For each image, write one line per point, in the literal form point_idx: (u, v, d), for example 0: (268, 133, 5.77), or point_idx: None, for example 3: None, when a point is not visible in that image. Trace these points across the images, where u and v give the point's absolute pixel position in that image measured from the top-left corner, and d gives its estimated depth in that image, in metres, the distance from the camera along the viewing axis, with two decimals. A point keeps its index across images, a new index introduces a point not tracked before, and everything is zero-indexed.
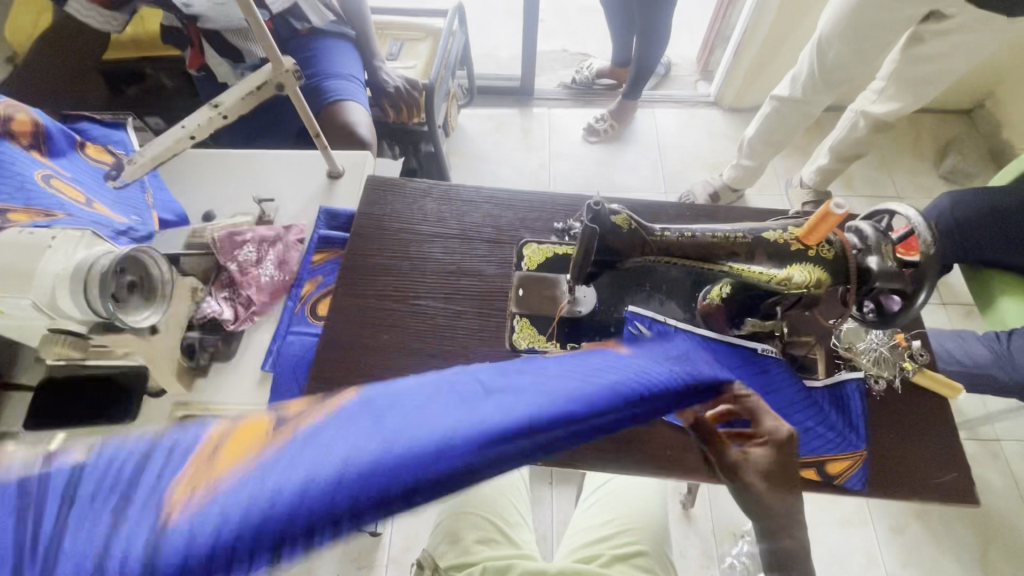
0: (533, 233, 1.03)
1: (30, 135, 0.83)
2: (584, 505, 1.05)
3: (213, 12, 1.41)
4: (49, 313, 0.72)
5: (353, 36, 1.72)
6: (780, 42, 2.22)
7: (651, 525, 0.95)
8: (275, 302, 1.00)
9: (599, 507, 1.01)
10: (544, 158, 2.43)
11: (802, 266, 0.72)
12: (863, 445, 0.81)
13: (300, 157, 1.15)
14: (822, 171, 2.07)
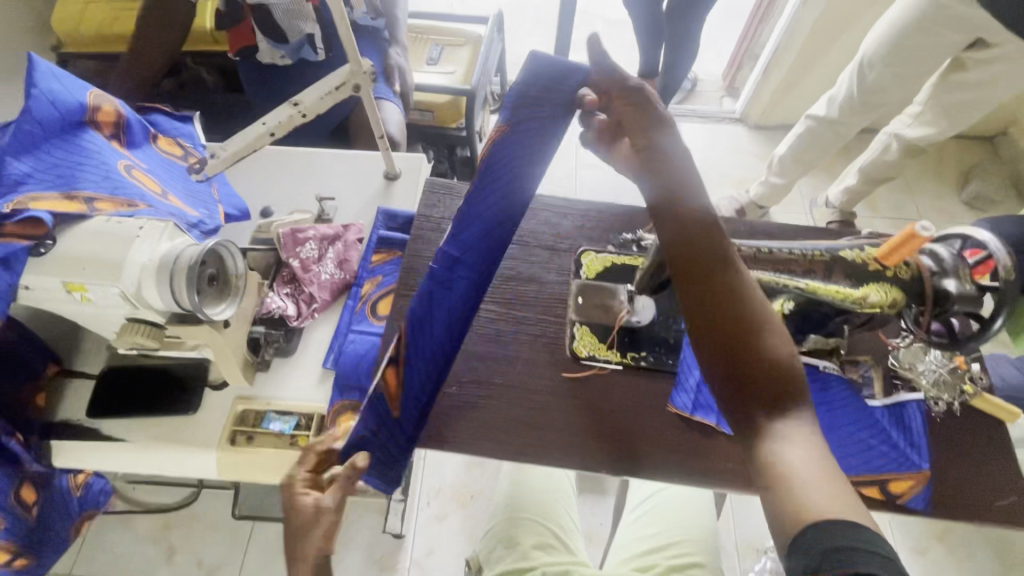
0: (591, 242, 1.04)
1: (112, 126, 0.84)
2: (632, 513, 1.05)
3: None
4: (133, 302, 0.72)
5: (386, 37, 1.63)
6: (811, 62, 2.25)
7: (703, 534, 0.97)
8: (334, 301, 1.01)
9: (649, 517, 1.01)
10: (570, 167, 2.45)
11: (878, 286, 0.73)
12: (926, 464, 0.81)
13: (357, 157, 1.16)
14: (850, 191, 2.09)
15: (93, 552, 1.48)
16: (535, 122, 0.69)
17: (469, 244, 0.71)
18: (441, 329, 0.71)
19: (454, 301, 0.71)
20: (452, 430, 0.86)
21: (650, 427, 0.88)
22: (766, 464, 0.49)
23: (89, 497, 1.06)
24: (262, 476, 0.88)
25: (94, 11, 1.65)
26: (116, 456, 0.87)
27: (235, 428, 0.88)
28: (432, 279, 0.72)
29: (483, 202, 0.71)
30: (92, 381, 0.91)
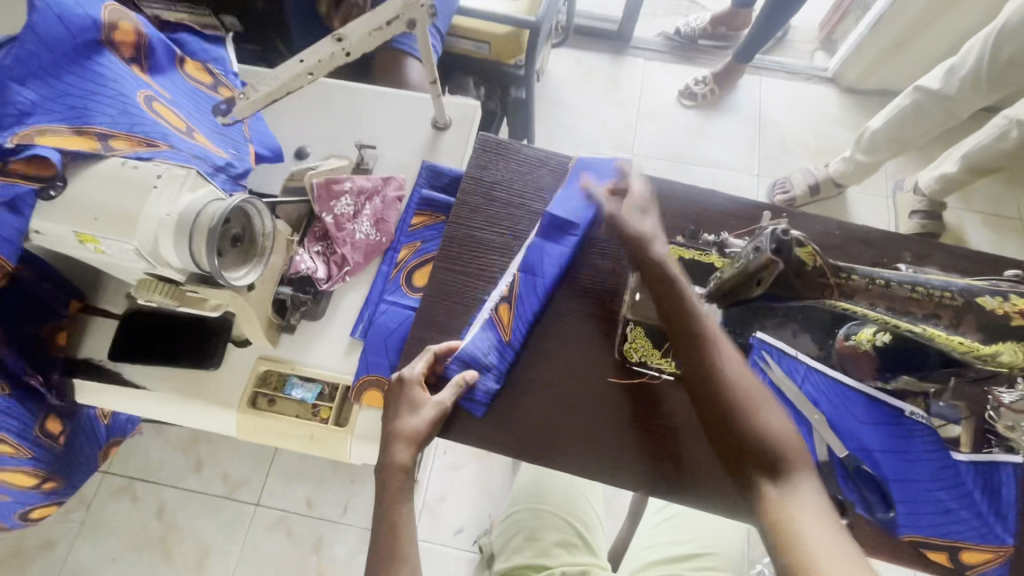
0: (658, 229, 0.91)
1: (132, 48, 0.74)
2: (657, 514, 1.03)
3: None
4: (150, 260, 0.66)
5: None
6: (933, 19, 1.92)
7: (730, 554, 0.93)
8: (367, 263, 0.92)
9: (671, 527, 0.98)
10: (631, 116, 2.23)
11: (1015, 346, 0.60)
12: (1011, 539, 0.71)
13: (404, 99, 1.03)
14: (944, 179, 1.84)
15: (125, 458, 1.54)
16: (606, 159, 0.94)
17: (569, 216, 0.87)
18: (554, 269, 0.84)
19: (565, 251, 0.85)
20: (481, 425, 0.79)
21: (695, 449, 0.79)
22: (775, 530, 0.53)
23: (116, 427, 1.06)
24: (281, 442, 0.84)
25: None
26: (136, 403, 0.85)
27: (256, 390, 0.85)
28: (543, 239, 0.86)
29: (585, 191, 0.90)
30: (115, 322, 0.88)
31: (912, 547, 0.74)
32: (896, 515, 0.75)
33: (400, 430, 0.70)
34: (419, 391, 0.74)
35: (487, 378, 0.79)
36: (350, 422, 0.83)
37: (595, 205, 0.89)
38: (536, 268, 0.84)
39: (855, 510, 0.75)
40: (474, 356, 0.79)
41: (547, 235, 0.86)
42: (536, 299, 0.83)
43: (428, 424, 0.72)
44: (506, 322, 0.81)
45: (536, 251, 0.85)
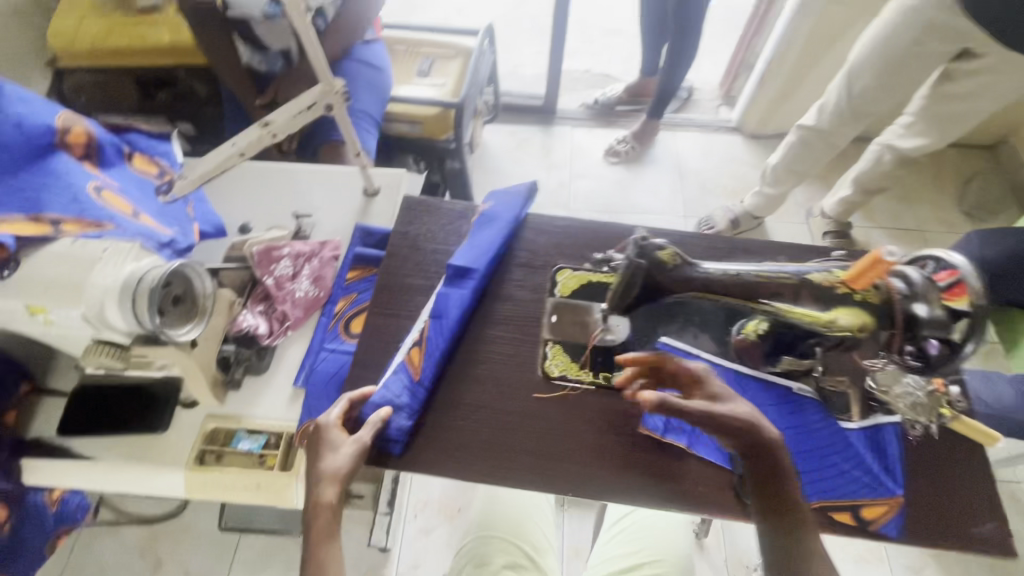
0: (567, 260, 1.04)
1: (82, 147, 0.85)
2: (616, 525, 1.06)
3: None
4: (95, 324, 0.73)
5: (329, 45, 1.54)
6: (806, 71, 2.22)
7: (676, 558, 0.96)
8: (308, 317, 1.01)
9: (619, 539, 1.02)
10: (565, 177, 2.45)
11: (848, 310, 0.72)
12: (899, 490, 0.81)
13: (337, 174, 1.17)
14: (844, 202, 2.05)
15: (80, 563, 1.48)
16: (505, 207, 1.04)
17: (471, 261, 0.96)
18: (457, 310, 0.91)
19: (466, 293, 0.93)
20: (416, 456, 0.84)
21: (618, 448, 0.86)
22: None
23: (66, 513, 1.05)
24: (229, 495, 0.88)
25: (90, 23, 1.62)
26: (84, 475, 0.88)
27: (203, 447, 0.89)
28: (448, 286, 0.94)
29: (484, 239, 1.00)
30: (65, 399, 0.92)
31: (822, 513, 0.80)
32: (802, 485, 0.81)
33: (324, 469, 0.74)
34: (338, 433, 0.79)
35: (400, 416, 0.84)
36: (294, 467, 0.87)
37: (493, 248, 0.98)
38: (442, 311, 0.91)
39: None
40: (388, 398, 0.84)
41: (452, 282, 0.95)
42: (444, 339, 0.89)
43: (351, 460, 0.77)
44: (417, 365, 0.87)
45: (442, 296, 0.93)
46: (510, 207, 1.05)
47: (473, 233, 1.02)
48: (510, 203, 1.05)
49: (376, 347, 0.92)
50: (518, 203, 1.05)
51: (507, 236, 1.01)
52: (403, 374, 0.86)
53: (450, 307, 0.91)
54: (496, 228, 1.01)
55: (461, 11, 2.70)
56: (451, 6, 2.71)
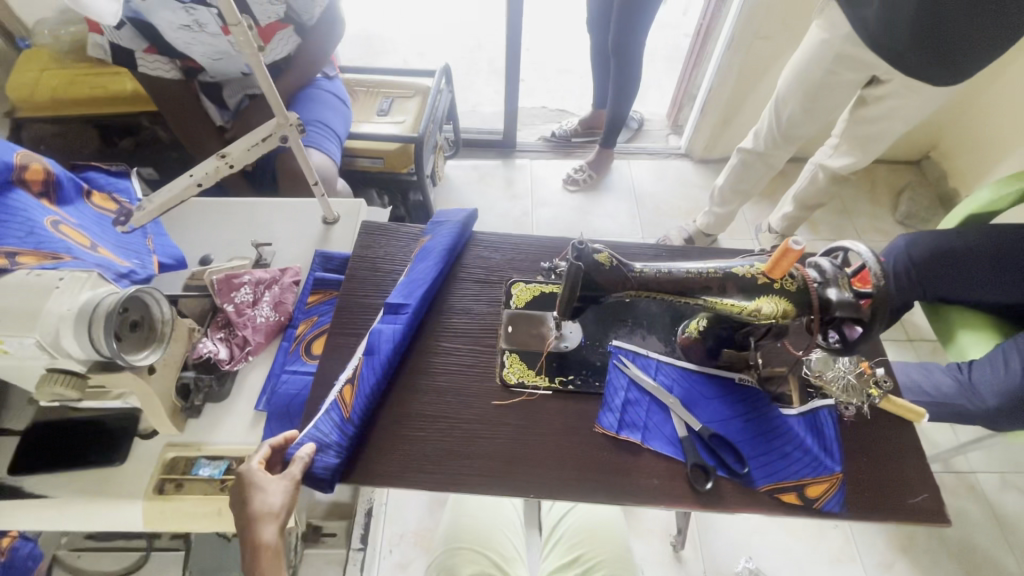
0: (520, 273, 1.09)
1: (41, 183, 0.87)
2: (548, 544, 1.09)
3: (211, 66, 1.45)
4: (51, 352, 0.73)
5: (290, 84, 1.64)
6: (742, 99, 2.40)
7: (615, 549, 1.02)
8: (269, 342, 1.03)
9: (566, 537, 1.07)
10: (527, 206, 2.54)
11: (769, 298, 0.81)
12: (839, 467, 0.86)
13: (297, 205, 1.21)
14: (788, 218, 2.11)
15: None
16: (442, 237, 1.07)
17: (405, 295, 0.97)
18: (388, 345, 0.91)
19: (398, 327, 0.93)
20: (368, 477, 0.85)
21: (575, 449, 0.90)
22: None
23: (16, 562, 1.04)
24: (189, 524, 0.87)
25: (49, 75, 1.65)
26: (37, 515, 0.86)
27: (163, 477, 0.88)
28: (381, 322, 0.95)
29: (420, 272, 1.01)
30: (17, 437, 0.90)
31: (771, 495, 0.85)
32: (751, 469, 0.86)
33: (258, 508, 0.72)
34: (264, 474, 0.77)
35: (327, 454, 0.82)
36: None
37: (429, 282, 0.99)
38: (373, 347, 0.91)
39: (718, 473, 0.86)
40: (316, 436, 0.83)
41: (386, 317, 0.95)
42: (373, 375, 0.89)
43: (286, 497, 0.75)
44: (348, 403, 0.86)
45: (373, 332, 0.93)
46: (447, 236, 1.07)
47: (411, 267, 1.04)
48: (446, 233, 1.07)
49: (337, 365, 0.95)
50: (454, 232, 1.07)
51: (442, 267, 1.03)
52: (335, 412, 0.86)
53: (381, 342, 0.91)
54: (431, 260, 1.03)
55: (420, 55, 2.83)
56: (411, 51, 2.84)
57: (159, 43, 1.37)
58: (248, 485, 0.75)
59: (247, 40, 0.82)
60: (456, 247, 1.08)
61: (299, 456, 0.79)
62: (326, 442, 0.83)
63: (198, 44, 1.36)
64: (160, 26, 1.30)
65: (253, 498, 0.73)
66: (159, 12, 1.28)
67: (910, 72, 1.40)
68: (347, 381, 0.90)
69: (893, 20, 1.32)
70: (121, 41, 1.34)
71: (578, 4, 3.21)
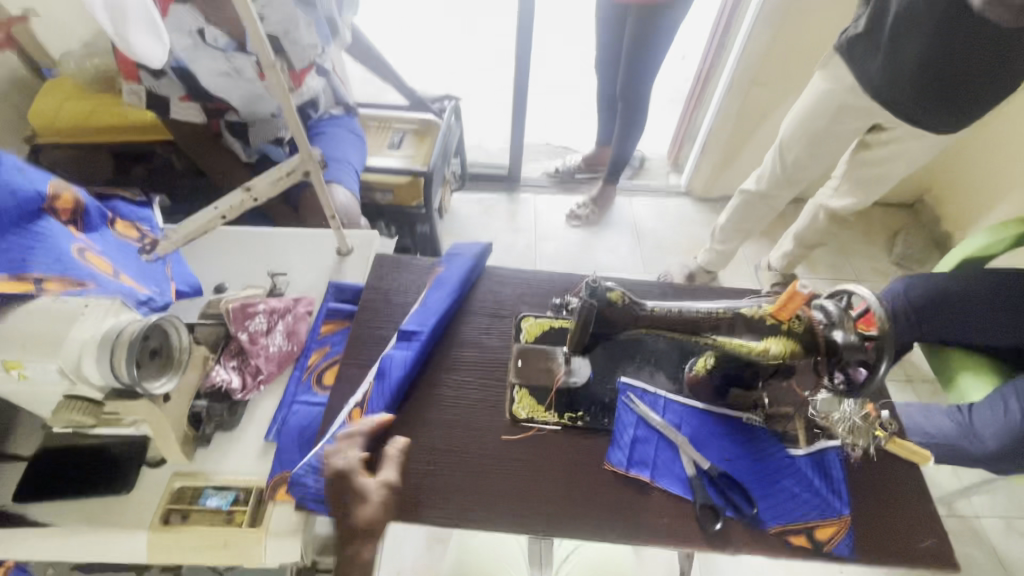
0: (530, 308, 1.11)
1: (70, 213, 0.90)
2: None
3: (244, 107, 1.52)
4: (71, 378, 0.74)
5: (315, 119, 1.77)
6: (742, 142, 2.48)
7: None
8: (281, 371, 1.04)
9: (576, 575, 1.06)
10: (531, 239, 2.58)
11: (777, 339, 0.83)
12: (847, 510, 0.87)
13: (311, 235, 1.24)
14: (787, 255, 2.14)
15: None
16: (457, 269, 1.10)
17: (418, 322, 1.00)
18: (400, 370, 0.93)
19: (410, 354, 0.95)
20: None
21: (584, 486, 0.90)
22: None
23: None
24: (193, 558, 0.86)
25: (72, 106, 1.70)
26: (40, 545, 0.85)
27: (169, 507, 0.88)
28: (395, 348, 0.97)
29: (434, 302, 1.04)
30: (24, 463, 0.90)
31: (779, 537, 0.85)
32: (759, 510, 0.86)
33: (364, 521, 0.74)
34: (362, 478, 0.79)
35: None
36: (264, 522, 0.87)
37: (440, 313, 1.02)
38: (384, 372, 0.93)
39: (727, 513, 0.86)
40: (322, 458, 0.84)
41: (400, 343, 0.98)
42: (383, 399, 0.91)
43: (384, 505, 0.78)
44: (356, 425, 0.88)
45: (386, 358, 0.95)
46: (461, 268, 1.10)
47: (427, 294, 1.07)
48: (461, 264, 1.11)
49: (346, 393, 0.97)
50: (468, 264, 1.10)
51: (456, 297, 1.05)
52: (343, 434, 0.87)
53: (392, 367, 0.94)
54: (447, 290, 1.06)
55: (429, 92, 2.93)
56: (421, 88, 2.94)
57: (195, 91, 1.47)
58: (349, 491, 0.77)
59: (279, 82, 0.86)
60: (469, 279, 1.11)
61: (391, 458, 0.84)
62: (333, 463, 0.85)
63: (236, 89, 1.47)
64: (201, 73, 1.41)
65: (358, 509, 0.76)
66: (201, 60, 1.40)
67: (912, 121, 1.46)
68: (357, 403, 0.92)
69: (895, 72, 1.39)
70: (159, 89, 1.46)
71: (584, 48, 3.34)
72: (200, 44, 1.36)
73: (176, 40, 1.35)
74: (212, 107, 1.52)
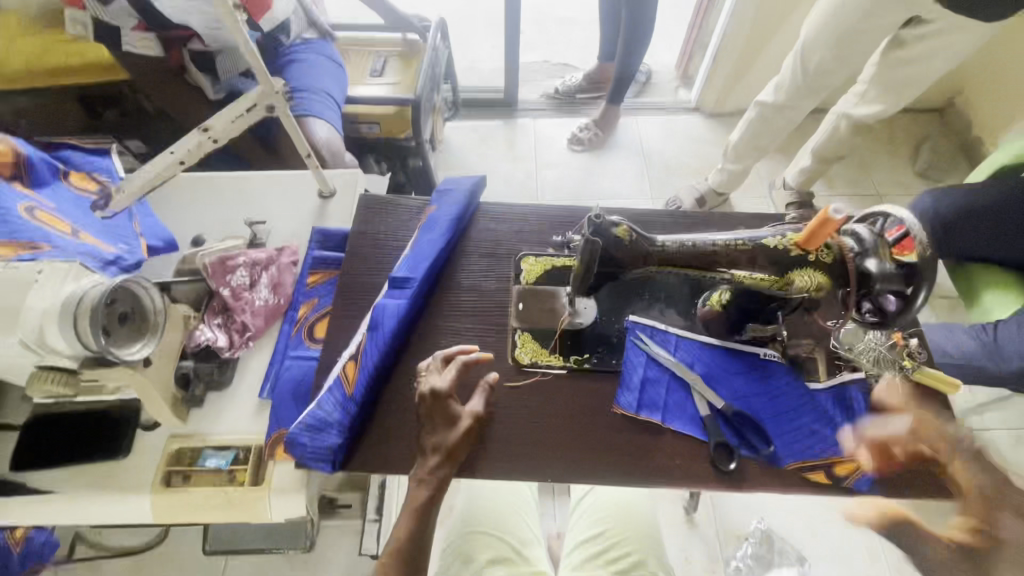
0: (530, 246, 1.03)
1: (10, 167, 0.82)
2: (574, 514, 1.14)
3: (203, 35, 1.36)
4: (37, 350, 0.69)
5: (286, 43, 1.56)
6: (759, 47, 2.25)
7: (638, 528, 1.05)
8: (270, 326, 0.99)
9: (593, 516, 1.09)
10: (531, 168, 2.44)
11: (802, 271, 0.76)
12: (869, 444, 0.83)
13: (289, 178, 1.14)
14: (805, 172, 2.01)
15: None
16: (448, 208, 1.00)
17: (410, 267, 0.92)
18: (392, 320, 0.86)
19: (402, 303, 0.88)
20: (377, 457, 0.83)
21: (593, 431, 0.86)
22: None
23: (30, 553, 1.03)
24: (200, 517, 0.85)
25: (25, 43, 1.54)
26: (45, 512, 0.84)
27: (169, 469, 0.86)
28: (386, 296, 0.90)
29: (426, 245, 0.96)
30: (15, 432, 0.88)
31: (796, 474, 0.82)
32: (776, 448, 0.83)
33: (450, 444, 0.78)
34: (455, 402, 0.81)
35: (329, 434, 0.80)
36: (267, 480, 0.86)
37: (433, 257, 0.94)
38: (376, 323, 0.86)
39: (741, 452, 0.83)
40: (317, 416, 0.80)
41: (391, 291, 0.90)
42: (377, 350, 0.84)
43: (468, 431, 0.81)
44: (349, 380, 0.83)
45: (377, 308, 0.88)
46: (453, 207, 1.00)
47: (419, 235, 0.98)
48: (453, 201, 1.01)
49: (338, 347, 0.92)
50: (461, 202, 1.01)
51: (449, 238, 0.97)
52: (337, 391, 0.82)
53: (383, 317, 0.87)
54: (440, 230, 0.97)
55: (413, 9, 2.66)
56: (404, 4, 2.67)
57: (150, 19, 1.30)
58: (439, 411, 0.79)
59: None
60: (462, 218, 1.01)
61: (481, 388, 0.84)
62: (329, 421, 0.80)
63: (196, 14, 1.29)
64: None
65: (447, 431, 0.79)
66: None
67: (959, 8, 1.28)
68: (348, 358, 0.86)
69: None
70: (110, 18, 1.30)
71: None
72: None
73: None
74: (169, 37, 1.35)
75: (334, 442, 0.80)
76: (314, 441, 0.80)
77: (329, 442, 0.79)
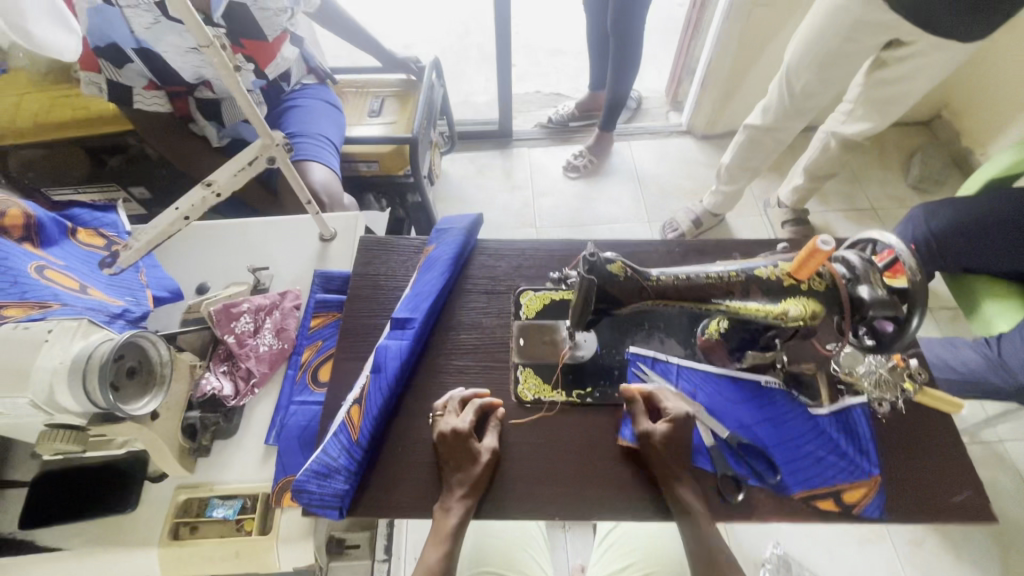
0: (529, 281, 1.04)
1: (21, 229, 0.85)
2: (602, 547, 1.13)
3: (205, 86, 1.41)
4: (47, 409, 0.70)
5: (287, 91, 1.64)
6: (745, 71, 2.31)
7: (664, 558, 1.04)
8: (274, 371, 1.00)
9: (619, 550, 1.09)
10: (528, 196, 2.48)
11: (796, 300, 0.77)
12: (876, 470, 0.83)
13: (291, 223, 1.17)
14: (798, 190, 2.04)
15: None
16: (446, 246, 1.02)
17: (412, 307, 0.94)
18: (395, 362, 0.87)
19: (405, 343, 0.89)
20: (384, 500, 0.83)
21: (599, 466, 0.86)
22: None
23: None
24: (207, 568, 0.85)
25: (31, 101, 1.59)
26: (54, 569, 0.84)
27: (177, 521, 0.86)
28: (390, 337, 0.91)
29: (427, 283, 0.97)
30: (23, 490, 0.88)
31: (805, 503, 0.81)
32: (783, 477, 0.83)
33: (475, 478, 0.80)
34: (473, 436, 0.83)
35: (335, 480, 0.80)
36: (273, 528, 0.86)
37: (434, 294, 0.95)
38: (380, 363, 0.87)
39: (750, 482, 0.83)
40: (322, 462, 0.80)
41: (394, 332, 0.92)
42: (381, 391, 0.85)
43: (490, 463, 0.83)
44: (354, 423, 0.83)
45: (380, 349, 0.89)
46: (451, 245, 1.02)
47: (420, 275, 1.00)
48: (450, 239, 1.03)
49: (343, 389, 0.92)
50: (459, 239, 1.02)
51: (448, 276, 0.98)
52: (342, 434, 0.82)
53: (387, 357, 0.88)
54: (439, 268, 0.99)
55: (408, 47, 2.75)
56: (399, 44, 2.76)
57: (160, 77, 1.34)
58: (459, 448, 0.81)
59: (221, 60, 0.79)
60: (461, 255, 1.03)
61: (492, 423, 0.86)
62: (334, 465, 0.80)
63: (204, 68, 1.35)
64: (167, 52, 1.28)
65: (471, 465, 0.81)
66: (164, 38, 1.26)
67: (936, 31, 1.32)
68: (352, 401, 0.86)
69: None
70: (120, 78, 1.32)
71: None
72: (160, 19, 1.21)
73: (136, 17, 1.20)
74: (173, 90, 1.39)
75: (342, 486, 0.80)
76: (320, 488, 0.79)
77: (336, 486, 0.79)
